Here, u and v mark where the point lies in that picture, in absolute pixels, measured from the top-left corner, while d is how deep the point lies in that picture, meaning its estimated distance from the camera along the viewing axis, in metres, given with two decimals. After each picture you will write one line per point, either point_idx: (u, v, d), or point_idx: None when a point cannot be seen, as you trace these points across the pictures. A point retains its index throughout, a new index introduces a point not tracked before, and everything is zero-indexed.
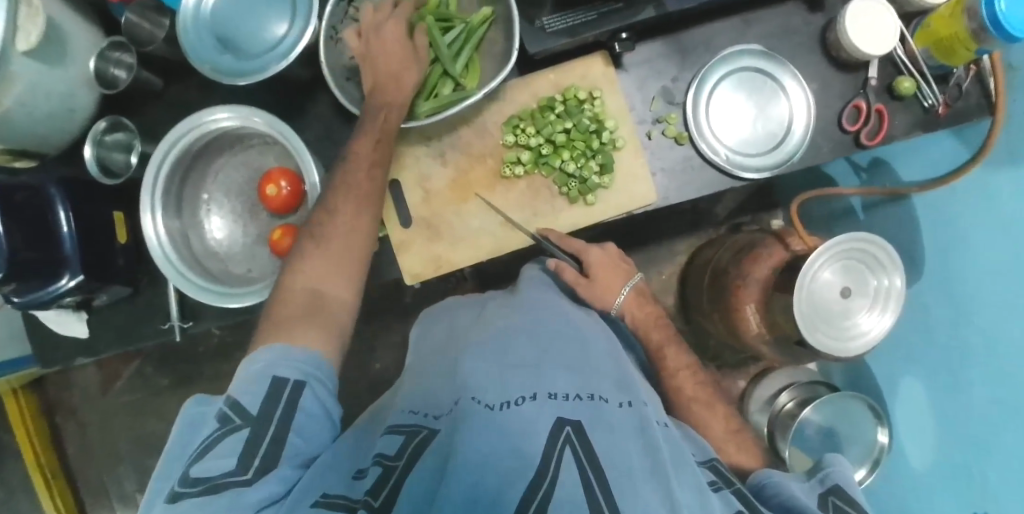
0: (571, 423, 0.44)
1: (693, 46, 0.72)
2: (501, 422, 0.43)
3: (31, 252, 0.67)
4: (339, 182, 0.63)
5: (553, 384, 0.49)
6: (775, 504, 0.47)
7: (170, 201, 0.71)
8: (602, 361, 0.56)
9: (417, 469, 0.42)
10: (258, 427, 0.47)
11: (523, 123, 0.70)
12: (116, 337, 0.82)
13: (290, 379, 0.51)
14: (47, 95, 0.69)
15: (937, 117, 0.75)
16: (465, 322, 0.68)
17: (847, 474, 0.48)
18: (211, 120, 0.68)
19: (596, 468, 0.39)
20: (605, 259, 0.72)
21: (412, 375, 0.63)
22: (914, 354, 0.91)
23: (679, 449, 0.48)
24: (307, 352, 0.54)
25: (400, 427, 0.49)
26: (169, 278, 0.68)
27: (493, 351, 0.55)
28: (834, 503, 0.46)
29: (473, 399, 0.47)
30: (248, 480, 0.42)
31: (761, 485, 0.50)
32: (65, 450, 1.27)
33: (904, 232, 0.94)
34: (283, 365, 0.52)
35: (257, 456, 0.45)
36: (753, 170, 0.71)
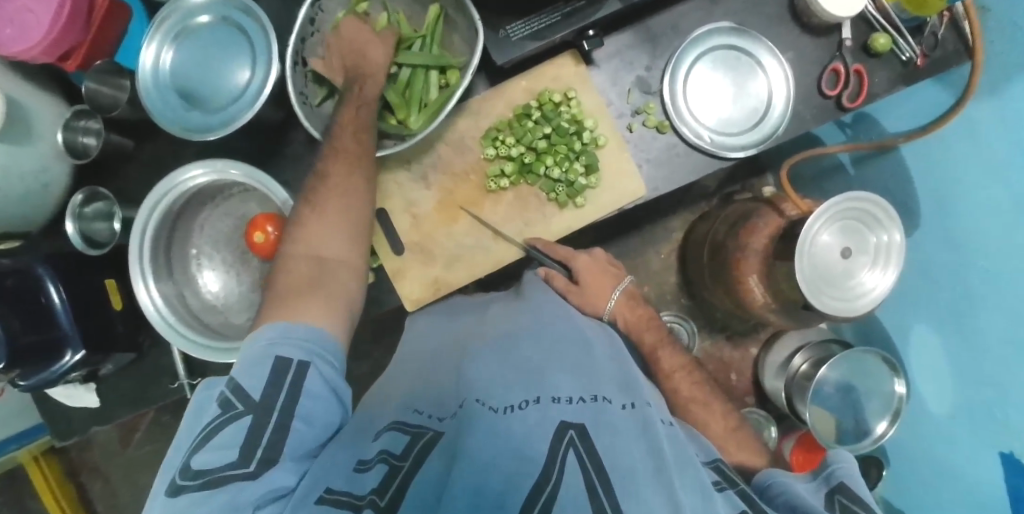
0: (574, 426, 0.43)
1: (662, 31, 0.71)
2: (507, 427, 0.43)
3: (30, 336, 0.67)
4: (316, 208, 0.60)
5: (557, 388, 0.49)
6: (782, 504, 0.46)
7: (159, 264, 0.70)
8: (604, 364, 0.56)
9: (427, 466, 0.43)
10: (261, 415, 0.46)
11: (502, 134, 0.68)
12: (127, 402, 0.82)
13: (294, 359, 0.50)
14: (21, 176, 0.69)
15: (916, 69, 0.75)
16: (466, 323, 0.68)
17: (853, 472, 0.48)
18: (187, 178, 0.67)
19: (600, 470, 0.39)
20: (592, 264, 0.72)
21: (415, 365, 0.63)
22: (921, 303, 0.92)
23: (683, 450, 0.46)
24: (309, 329, 0.52)
25: (404, 426, 0.49)
26: (174, 343, 0.68)
27: (495, 358, 0.56)
28: (840, 503, 0.45)
29: (478, 401, 0.48)
30: (250, 472, 0.42)
31: (764, 485, 0.50)
32: (93, 507, 1.28)
33: (896, 183, 0.94)
34: (287, 341, 0.51)
35: (259, 447, 0.44)
36: (737, 150, 0.71)
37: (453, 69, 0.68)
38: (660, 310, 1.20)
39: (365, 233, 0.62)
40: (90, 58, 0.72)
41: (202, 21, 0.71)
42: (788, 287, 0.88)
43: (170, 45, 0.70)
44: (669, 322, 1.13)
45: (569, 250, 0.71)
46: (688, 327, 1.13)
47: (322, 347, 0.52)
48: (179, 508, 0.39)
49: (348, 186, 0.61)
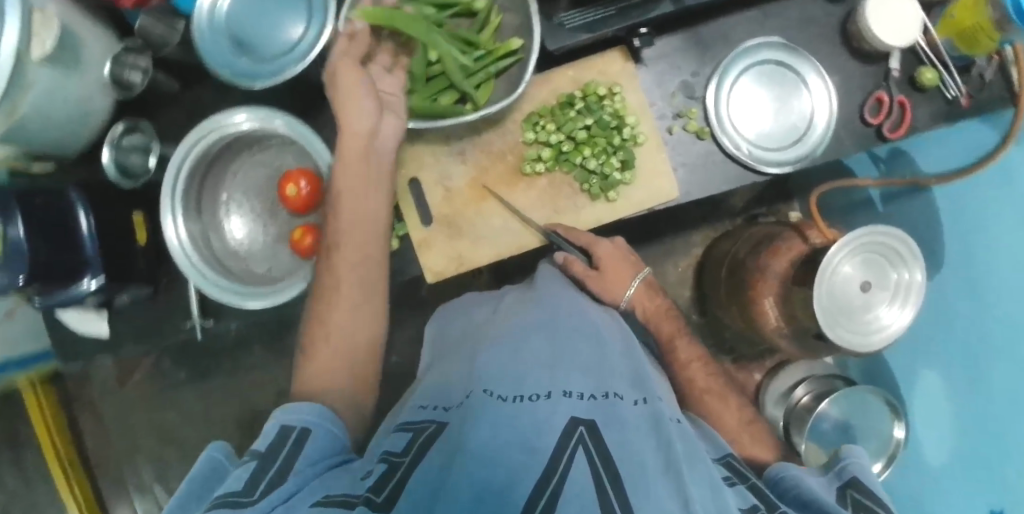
0: (584, 422, 0.42)
1: (712, 40, 0.72)
2: (514, 416, 0.42)
3: (52, 256, 0.67)
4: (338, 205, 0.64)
5: (568, 381, 0.48)
6: (792, 498, 0.46)
7: (190, 202, 0.71)
8: (615, 361, 0.54)
9: (424, 462, 0.41)
10: (265, 460, 0.43)
11: (543, 119, 0.69)
12: (135, 337, 0.83)
13: (297, 427, 0.48)
14: (64, 100, 0.69)
15: (960, 108, 0.75)
16: (481, 318, 0.68)
17: (865, 467, 0.47)
18: (233, 124, 0.68)
19: (608, 465, 0.37)
20: (614, 252, 0.70)
21: (433, 372, 0.63)
22: (933, 343, 0.92)
23: (693, 447, 0.46)
24: (307, 406, 0.51)
25: (411, 424, 0.49)
26: (195, 283, 0.67)
27: (506, 350, 0.54)
28: (854, 497, 0.45)
29: (484, 392, 0.48)
30: (249, 501, 0.38)
31: (776, 478, 0.49)
32: (81, 442, 1.29)
33: (923, 224, 0.94)
34: (297, 413, 0.50)
35: (263, 480, 0.41)
36: (774, 165, 0.70)
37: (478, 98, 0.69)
38: None
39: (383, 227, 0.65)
40: None
41: None
42: (804, 314, 0.88)
43: None
44: None
45: (588, 237, 0.69)
46: None
47: (320, 417, 0.50)
48: None
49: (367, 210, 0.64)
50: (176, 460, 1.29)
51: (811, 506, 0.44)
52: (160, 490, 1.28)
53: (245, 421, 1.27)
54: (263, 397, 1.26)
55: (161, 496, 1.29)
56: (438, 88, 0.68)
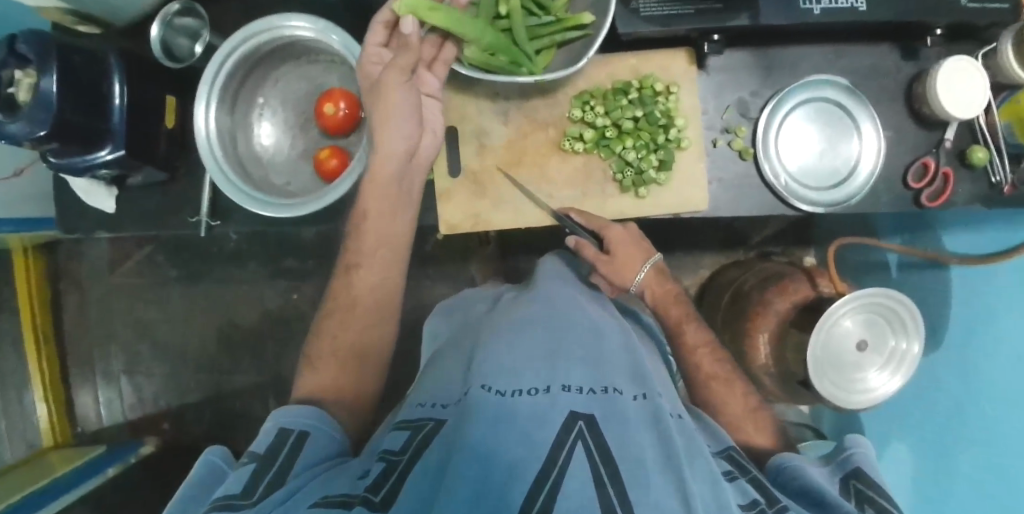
0: (583, 416, 0.43)
1: (779, 65, 0.71)
2: (512, 412, 0.42)
3: (77, 117, 0.67)
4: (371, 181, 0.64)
5: (568, 375, 0.48)
6: (795, 489, 0.47)
7: (226, 97, 0.70)
8: (613, 356, 0.55)
9: (420, 465, 0.41)
10: (265, 461, 0.45)
11: (594, 100, 0.68)
12: (139, 218, 0.83)
13: (295, 429, 0.51)
14: None
15: (1000, 195, 0.74)
16: (481, 317, 0.69)
17: (867, 457, 0.49)
18: (289, 26, 0.66)
19: (608, 461, 0.38)
20: (625, 235, 0.68)
21: (432, 366, 0.64)
22: (921, 411, 0.92)
23: (694, 440, 0.46)
24: (309, 412, 0.54)
25: (408, 423, 0.49)
26: (221, 187, 0.67)
27: (506, 342, 0.54)
28: (856, 486, 0.47)
29: (483, 388, 0.47)
30: (248, 502, 0.40)
31: (777, 466, 0.51)
32: (59, 315, 1.29)
33: (931, 301, 0.94)
34: (295, 415, 0.53)
35: (262, 480, 0.43)
36: (807, 203, 0.70)
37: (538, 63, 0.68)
38: None
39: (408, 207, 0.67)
40: None
41: None
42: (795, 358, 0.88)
43: None
44: None
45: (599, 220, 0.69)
46: None
47: (321, 420, 0.53)
48: None
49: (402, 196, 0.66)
50: (148, 356, 1.29)
51: (811, 495, 0.45)
52: (126, 382, 1.29)
53: (224, 333, 1.28)
54: (247, 313, 1.27)
55: (126, 388, 1.30)
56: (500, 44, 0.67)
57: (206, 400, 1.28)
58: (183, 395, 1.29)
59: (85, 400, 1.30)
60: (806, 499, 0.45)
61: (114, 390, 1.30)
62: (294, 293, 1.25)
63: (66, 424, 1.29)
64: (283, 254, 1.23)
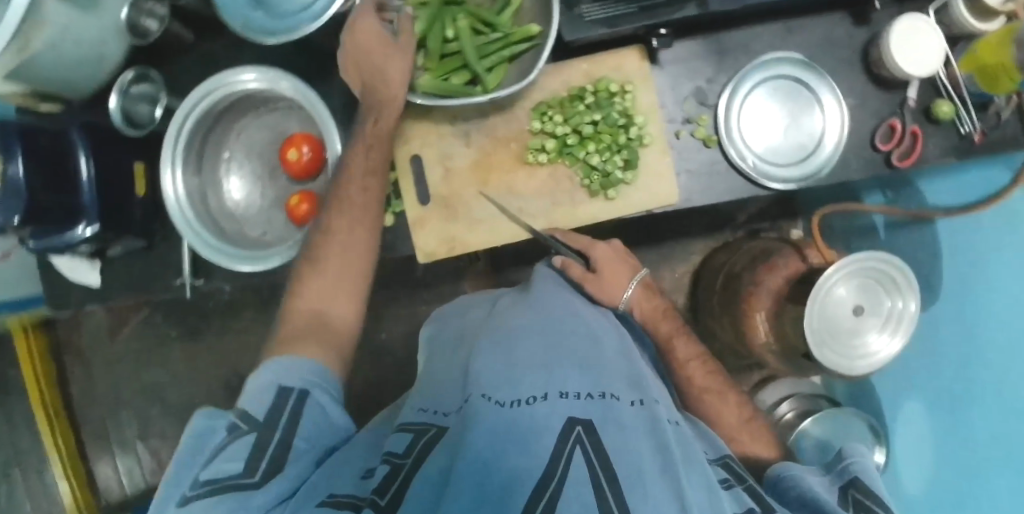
0: (581, 422, 0.43)
1: (732, 48, 0.71)
2: (513, 423, 0.43)
3: (49, 198, 0.67)
4: (340, 190, 0.64)
5: (566, 381, 0.48)
6: (792, 498, 0.46)
7: (190, 158, 0.71)
8: (612, 359, 0.55)
9: (427, 467, 0.42)
10: (265, 433, 0.46)
11: (551, 110, 0.68)
12: (126, 287, 0.83)
13: (296, 389, 0.51)
14: (77, 41, 0.68)
15: (972, 145, 0.74)
16: (477, 318, 0.69)
17: (866, 465, 0.47)
18: (238, 81, 0.67)
19: (606, 469, 0.38)
20: (611, 253, 0.69)
21: (430, 371, 0.63)
22: (920, 371, 0.92)
23: (689, 449, 0.46)
24: (309, 363, 0.53)
25: (410, 426, 0.50)
26: (192, 245, 0.67)
27: (502, 345, 0.54)
28: (854, 497, 0.45)
29: (484, 397, 0.47)
30: (253, 483, 0.41)
31: (775, 479, 0.50)
32: (67, 390, 1.31)
33: (923, 256, 0.93)
34: (291, 372, 0.52)
35: (263, 459, 0.43)
36: (778, 181, 0.70)
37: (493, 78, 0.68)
38: None
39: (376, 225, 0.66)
40: None
41: None
42: (793, 331, 0.88)
43: None
44: None
45: (586, 240, 0.69)
46: None
47: (320, 377, 0.53)
48: None
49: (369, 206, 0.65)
50: (160, 418, 1.30)
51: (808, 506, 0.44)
52: (142, 448, 1.30)
53: (232, 384, 1.29)
54: (251, 361, 1.27)
55: (143, 454, 1.31)
56: (452, 68, 0.68)
57: None
58: None
59: (105, 472, 1.31)
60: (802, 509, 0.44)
61: (132, 457, 1.31)
62: None
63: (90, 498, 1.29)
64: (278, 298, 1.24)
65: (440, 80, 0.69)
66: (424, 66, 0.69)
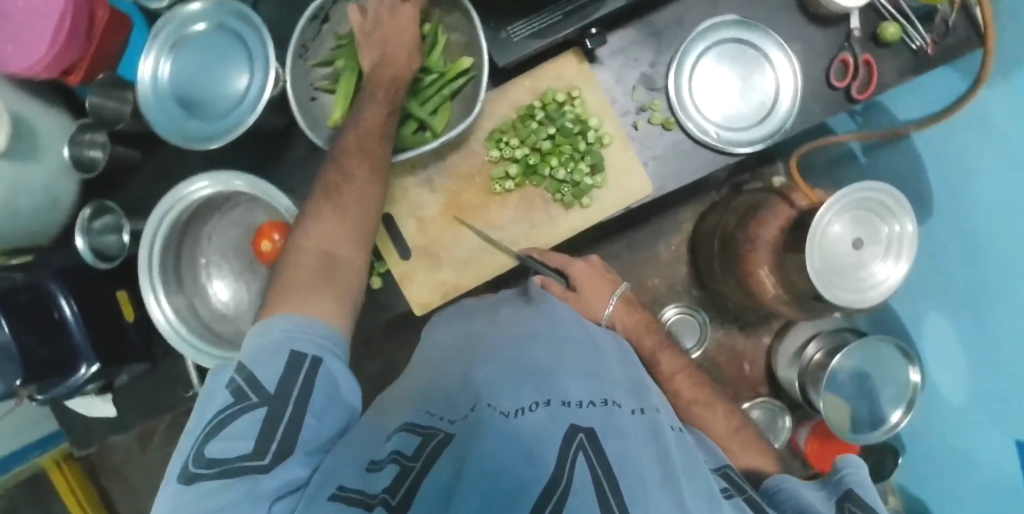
0: (584, 429, 0.42)
1: (666, 26, 0.70)
2: (516, 430, 0.41)
3: (44, 350, 0.67)
4: (334, 166, 0.60)
5: (568, 390, 0.48)
6: (789, 509, 0.45)
7: (170, 279, 0.71)
8: (613, 368, 0.55)
9: (434, 472, 0.39)
10: (274, 408, 0.44)
11: (506, 135, 0.68)
12: (141, 409, 0.84)
13: (308, 355, 0.48)
14: (30, 191, 0.69)
15: (927, 58, 0.73)
16: (477, 323, 0.65)
17: (860, 477, 0.46)
18: (191, 191, 0.67)
19: (608, 474, 0.37)
20: (590, 272, 0.70)
21: (431, 363, 0.61)
22: (934, 288, 0.92)
23: (690, 456, 0.46)
24: (324, 327, 0.51)
25: (416, 428, 0.46)
26: (188, 354, 0.67)
27: (507, 357, 0.54)
28: (848, 509, 0.43)
29: (489, 406, 0.46)
30: (262, 466, 0.41)
31: (773, 489, 0.49)
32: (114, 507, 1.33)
33: (909, 171, 0.93)
34: (303, 336, 0.49)
35: (272, 441, 0.43)
36: (745, 145, 0.69)
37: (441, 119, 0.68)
38: (669, 302, 1.20)
39: (369, 236, 0.60)
40: (92, 71, 0.73)
41: (199, 30, 0.70)
42: (799, 277, 0.87)
43: (168, 57, 0.69)
44: (679, 314, 1.11)
45: (563, 258, 0.69)
46: (700, 319, 1.12)
47: (332, 344, 0.51)
48: (195, 495, 0.39)
49: (365, 198, 0.59)
50: None
51: None
52: None
53: None
54: None
55: None
56: (398, 121, 0.67)
57: None
58: None
59: None
60: None
61: None
62: None
63: None
64: None
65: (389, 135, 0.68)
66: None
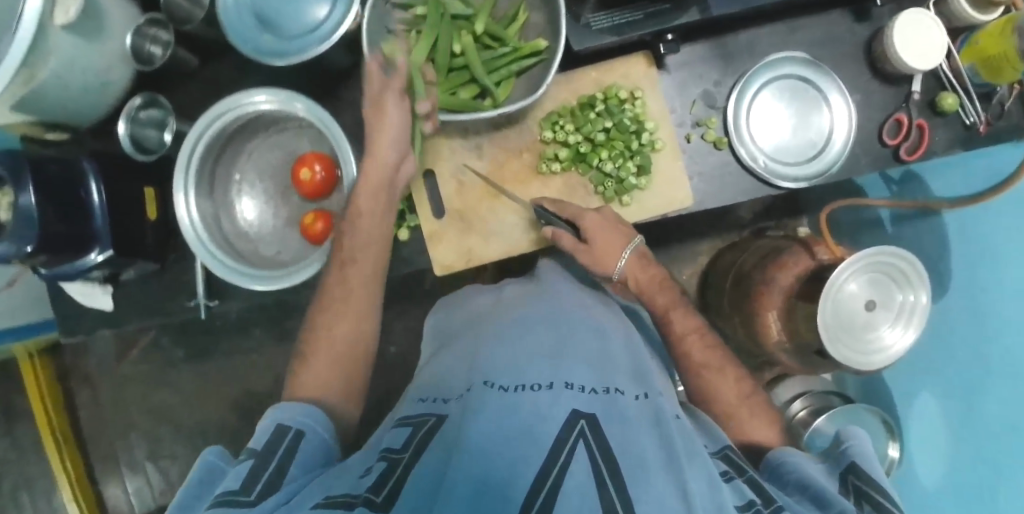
0: (586, 416, 0.46)
1: (737, 51, 0.72)
2: (514, 411, 0.46)
3: (60, 226, 0.66)
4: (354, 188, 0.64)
5: (570, 375, 0.52)
6: (793, 481, 0.51)
7: (203, 181, 0.70)
8: (616, 357, 0.60)
9: (423, 459, 0.44)
10: (262, 459, 0.46)
11: (563, 119, 0.69)
12: (137, 309, 0.83)
13: (293, 428, 0.51)
14: (83, 70, 0.68)
15: (977, 135, 0.75)
16: (485, 307, 0.75)
17: (864, 452, 0.52)
18: (251, 103, 0.67)
19: (607, 459, 0.41)
20: (602, 221, 0.65)
21: (445, 354, 0.68)
22: (935, 367, 0.92)
23: (692, 441, 0.50)
24: (306, 406, 0.54)
25: (409, 419, 0.54)
26: (199, 255, 0.67)
27: (509, 342, 0.60)
28: (854, 484, 0.49)
29: (485, 384, 0.52)
30: (246, 501, 0.41)
31: (778, 461, 0.55)
32: (76, 412, 1.33)
33: (933, 247, 0.94)
34: (287, 414, 0.53)
35: (257, 482, 0.43)
36: (790, 180, 0.70)
37: (506, 87, 0.69)
38: None
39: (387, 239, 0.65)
40: None
41: None
42: (806, 329, 0.87)
43: None
44: None
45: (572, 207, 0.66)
46: None
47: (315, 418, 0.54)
48: None
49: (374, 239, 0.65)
50: (170, 438, 1.32)
51: (808, 490, 0.49)
52: (152, 468, 1.32)
53: (242, 402, 1.30)
54: (260, 379, 1.29)
55: (152, 473, 1.32)
56: (460, 82, 0.68)
57: None
58: None
59: (115, 493, 1.33)
60: (805, 494, 0.49)
61: (142, 478, 1.33)
62: None
63: None
64: (283, 315, 1.23)
65: (448, 94, 0.68)
66: (430, 80, 0.69)
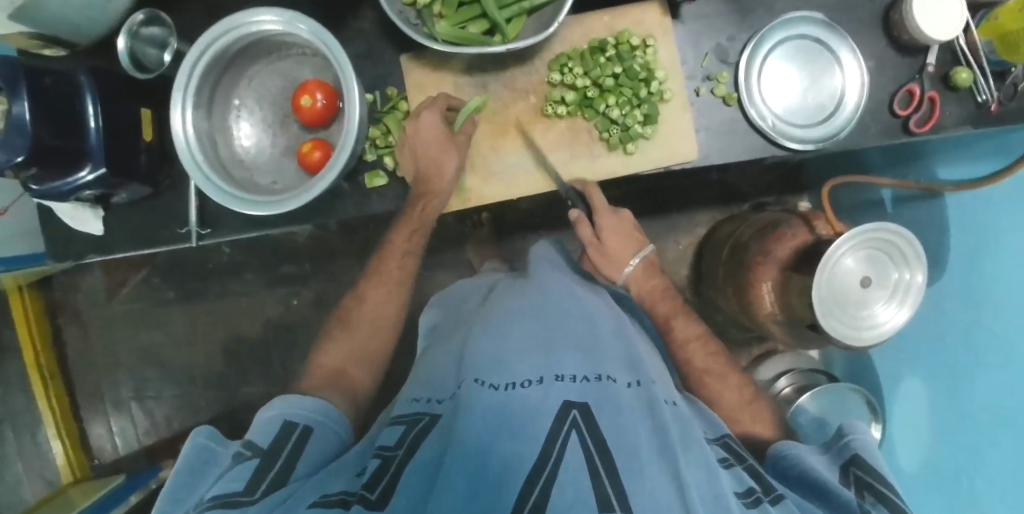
0: (577, 406, 0.47)
1: (754, 6, 0.70)
2: (507, 407, 0.47)
3: (54, 140, 0.64)
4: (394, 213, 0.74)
5: (561, 366, 0.52)
6: (795, 474, 0.55)
7: (201, 101, 0.69)
8: (608, 341, 0.61)
9: (416, 460, 0.45)
10: (268, 457, 0.50)
11: (572, 62, 0.68)
12: (130, 236, 0.82)
13: (301, 423, 0.56)
14: None
15: (987, 115, 0.72)
16: (472, 307, 0.76)
17: (866, 442, 0.55)
18: (255, 22, 0.65)
19: (600, 448, 0.42)
20: (620, 225, 0.74)
21: (441, 350, 0.68)
22: (921, 356, 0.92)
23: (686, 430, 0.51)
24: (314, 402, 0.59)
25: (402, 418, 0.54)
26: (193, 178, 0.66)
27: (499, 330, 0.59)
28: (854, 474, 0.53)
29: (477, 382, 0.51)
30: (249, 500, 0.44)
31: (780, 456, 0.58)
32: (63, 347, 1.32)
33: (930, 230, 0.93)
34: (297, 411, 0.58)
35: (261, 482, 0.47)
36: (797, 142, 0.69)
37: (518, 23, 0.67)
38: None
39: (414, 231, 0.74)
40: None
41: None
42: (800, 305, 0.85)
43: None
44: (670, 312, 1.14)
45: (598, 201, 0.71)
46: None
47: (322, 416, 0.59)
48: None
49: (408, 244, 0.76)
50: (156, 379, 1.31)
51: (808, 482, 0.53)
52: (137, 409, 1.32)
53: (230, 348, 1.29)
54: (249, 325, 1.29)
55: (138, 413, 1.32)
56: (471, 16, 0.66)
57: (219, 417, 1.29)
58: (197, 414, 1.30)
59: (98, 432, 1.33)
60: (805, 485, 0.53)
61: (126, 417, 1.32)
62: (294, 300, 1.27)
63: (82, 456, 1.31)
64: (278, 261, 1.26)
65: (457, 28, 0.67)
66: (439, 13, 0.67)
